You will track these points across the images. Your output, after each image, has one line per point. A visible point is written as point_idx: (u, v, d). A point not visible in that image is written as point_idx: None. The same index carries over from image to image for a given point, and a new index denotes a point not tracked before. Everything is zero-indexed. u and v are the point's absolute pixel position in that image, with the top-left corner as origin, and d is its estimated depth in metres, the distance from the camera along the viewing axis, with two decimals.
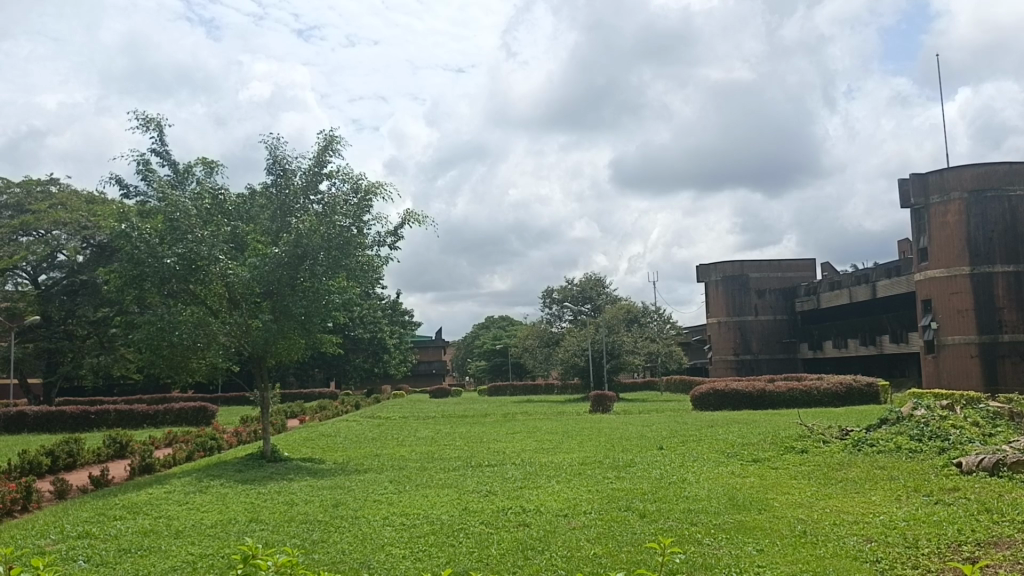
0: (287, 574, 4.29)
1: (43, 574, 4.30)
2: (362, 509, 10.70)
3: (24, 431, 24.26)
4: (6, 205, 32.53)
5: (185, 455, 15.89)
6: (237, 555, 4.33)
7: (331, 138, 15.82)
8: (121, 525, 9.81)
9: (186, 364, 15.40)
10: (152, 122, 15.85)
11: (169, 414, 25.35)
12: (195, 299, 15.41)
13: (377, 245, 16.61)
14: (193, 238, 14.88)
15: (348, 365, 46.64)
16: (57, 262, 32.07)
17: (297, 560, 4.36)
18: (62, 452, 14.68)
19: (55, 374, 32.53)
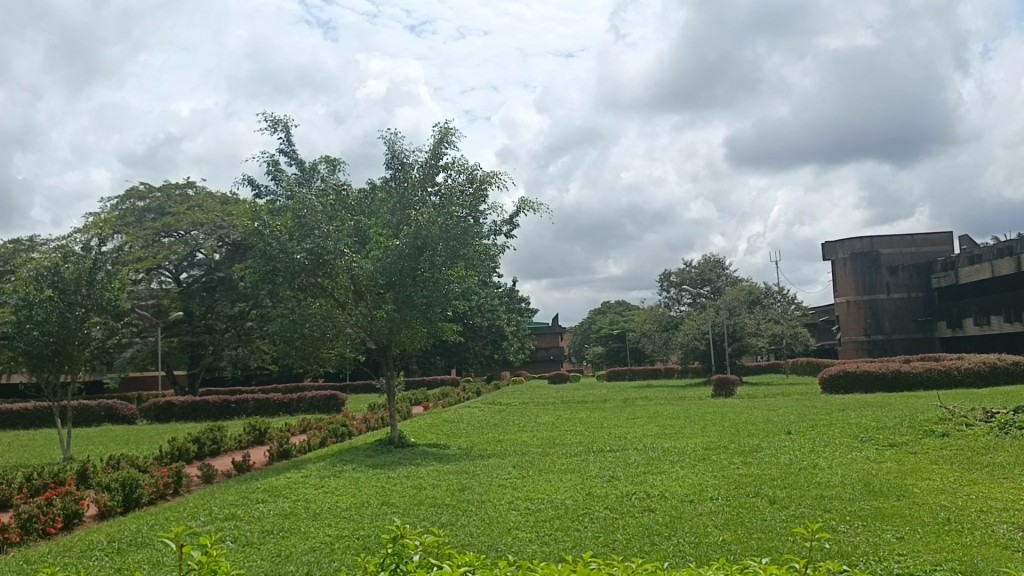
0: (435, 552, 4.44)
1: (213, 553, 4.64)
2: (487, 493, 10.89)
3: (172, 419, 25.93)
4: (150, 208, 34.81)
5: (318, 440, 16.64)
6: (387, 535, 4.49)
7: (446, 130, 16.08)
8: (263, 507, 10.37)
9: (317, 355, 16.06)
10: (279, 123, 16.57)
11: (302, 402, 26.53)
12: (324, 292, 16.05)
13: (493, 233, 16.82)
14: (320, 234, 15.45)
15: (468, 353, 47.50)
16: (196, 261, 34.17)
17: (443, 539, 4.51)
18: (207, 439, 15.63)
19: (197, 366, 34.62)
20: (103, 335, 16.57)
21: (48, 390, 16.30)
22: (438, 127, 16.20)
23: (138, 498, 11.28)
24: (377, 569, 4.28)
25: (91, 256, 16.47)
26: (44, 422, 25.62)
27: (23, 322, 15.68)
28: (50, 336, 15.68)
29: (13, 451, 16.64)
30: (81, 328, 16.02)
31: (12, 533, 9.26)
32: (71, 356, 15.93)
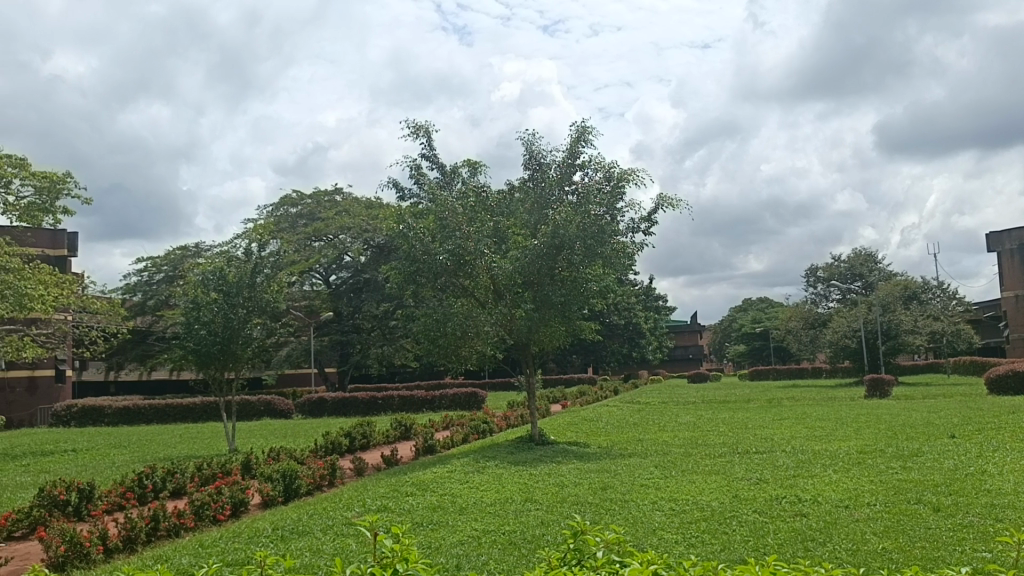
0: (617, 550, 4.63)
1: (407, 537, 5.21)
2: (630, 493, 10.82)
3: (325, 414, 27.28)
4: (302, 214, 36.68)
5: (461, 436, 17.07)
6: (569, 527, 4.78)
7: (583, 129, 16.08)
8: (413, 500, 10.74)
9: (458, 353, 16.45)
10: (422, 128, 17.09)
11: (444, 399, 27.19)
12: (465, 292, 16.43)
13: (631, 231, 16.68)
14: (461, 235, 15.80)
15: (606, 351, 47.31)
16: (345, 263, 35.78)
17: (625, 538, 4.68)
18: (357, 434, 16.33)
19: (346, 363, 36.22)
20: (262, 335, 17.64)
21: (214, 386, 17.51)
22: (575, 126, 16.23)
23: (297, 489, 11.95)
24: (561, 563, 4.46)
25: (251, 260, 17.55)
26: (211, 415, 27.53)
27: (193, 323, 16.95)
28: (216, 335, 16.86)
29: (185, 442, 17.98)
30: (243, 329, 17.12)
31: (188, 518, 10.00)
32: (235, 354, 17.06)
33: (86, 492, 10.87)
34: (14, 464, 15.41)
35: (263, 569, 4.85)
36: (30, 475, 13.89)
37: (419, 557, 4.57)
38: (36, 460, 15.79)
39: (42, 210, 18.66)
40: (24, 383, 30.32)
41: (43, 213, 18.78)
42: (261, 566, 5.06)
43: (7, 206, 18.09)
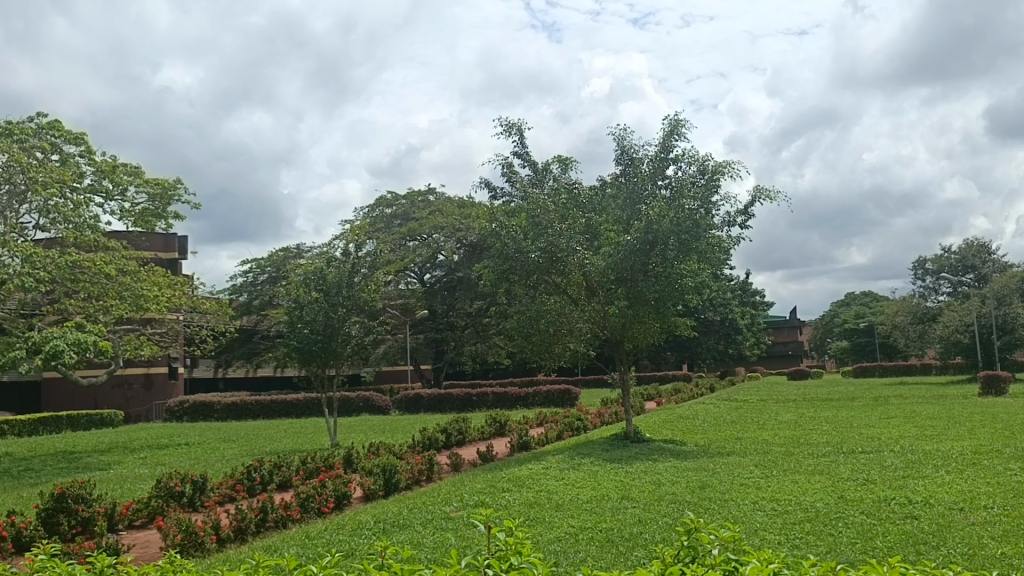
0: (733, 547, 4.59)
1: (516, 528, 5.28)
2: (729, 492, 10.62)
3: (421, 411, 27.81)
4: (396, 214, 37.38)
5: (556, 433, 17.11)
6: (681, 527, 4.74)
7: (676, 122, 15.84)
8: (509, 496, 10.84)
9: (552, 349, 16.48)
10: (513, 127, 17.19)
11: (538, 396, 27.30)
12: (557, 289, 16.44)
13: (727, 225, 16.33)
14: (553, 232, 15.79)
15: (701, 348, 46.52)
16: (438, 262, 36.34)
17: (741, 535, 4.64)
18: (453, 430, 16.57)
19: (441, 361, 36.80)
20: (361, 333, 18.13)
21: (317, 382, 18.09)
22: (668, 119, 16.01)
23: (396, 483, 12.21)
24: (675, 559, 4.49)
25: (349, 260, 18.02)
26: (313, 411, 28.44)
27: (296, 322, 17.56)
28: (317, 334, 17.44)
29: (290, 437, 18.64)
30: (342, 327, 17.63)
31: (294, 510, 10.36)
32: (335, 352, 17.60)
33: (200, 484, 11.38)
34: (134, 456, 16.29)
35: (378, 561, 5.03)
36: (148, 467, 14.66)
37: (532, 550, 4.71)
38: (153, 453, 16.67)
39: (155, 216, 19.66)
40: (141, 380, 32.00)
41: (155, 218, 19.77)
42: (379, 555, 5.36)
43: (123, 212, 19.12)
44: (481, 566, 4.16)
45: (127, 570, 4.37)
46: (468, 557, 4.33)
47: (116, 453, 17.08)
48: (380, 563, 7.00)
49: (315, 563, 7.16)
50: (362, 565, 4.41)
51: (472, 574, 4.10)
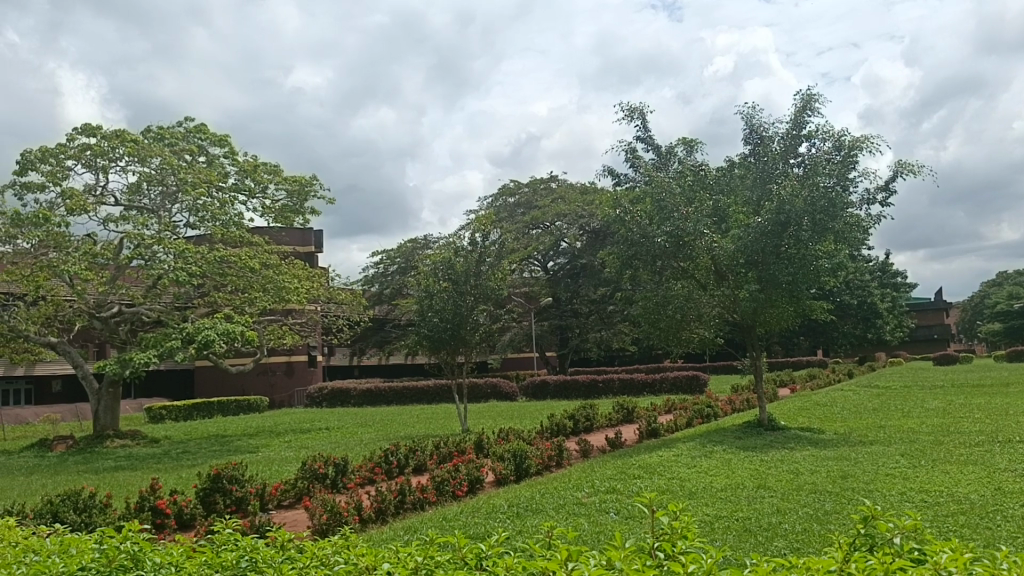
0: (913, 536, 4.38)
1: (681, 515, 5.25)
2: (873, 482, 10.15)
3: (548, 397, 28.01)
4: (519, 203, 37.67)
5: (685, 420, 16.84)
6: (857, 515, 4.60)
7: (809, 97, 15.23)
8: (641, 483, 10.76)
9: (680, 336, 16.18)
10: (635, 110, 16.97)
11: (665, 382, 26.99)
12: (684, 274, 16.08)
13: (865, 203, 15.57)
14: (680, 216, 15.45)
15: (837, 333, 44.64)
16: (562, 250, 36.39)
17: (923, 525, 4.43)
18: (581, 416, 16.60)
19: (567, 347, 36.93)
20: (488, 321, 18.42)
21: (447, 369, 18.55)
22: (800, 95, 15.41)
23: (527, 468, 12.36)
24: (850, 547, 4.40)
25: (476, 250, 18.29)
26: (443, 397, 29.16)
27: (426, 311, 18.03)
28: (447, 322, 17.87)
29: (422, 422, 19.20)
30: (470, 315, 18.00)
31: (430, 493, 10.68)
32: (465, 339, 17.98)
33: (341, 467, 11.88)
34: (279, 440, 17.20)
35: (542, 540, 5.21)
36: (293, 450, 15.43)
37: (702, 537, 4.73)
38: (297, 437, 17.56)
39: (293, 212, 20.60)
40: (284, 367, 33.69)
41: (294, 214, 20.70)
42: (546, 535, 5.62)
43: (265, 209, 20.15)
44: (652, 549, 4.12)
45: (306, 547, 4.50)
46: (640, 542, 4.35)
47: (263, 436, 18.08)
48: (543, 543, 7.03)
49: (483, 540, 7.32)
50: (530, 545, 4.42)
51: (643, 554, 4.15)
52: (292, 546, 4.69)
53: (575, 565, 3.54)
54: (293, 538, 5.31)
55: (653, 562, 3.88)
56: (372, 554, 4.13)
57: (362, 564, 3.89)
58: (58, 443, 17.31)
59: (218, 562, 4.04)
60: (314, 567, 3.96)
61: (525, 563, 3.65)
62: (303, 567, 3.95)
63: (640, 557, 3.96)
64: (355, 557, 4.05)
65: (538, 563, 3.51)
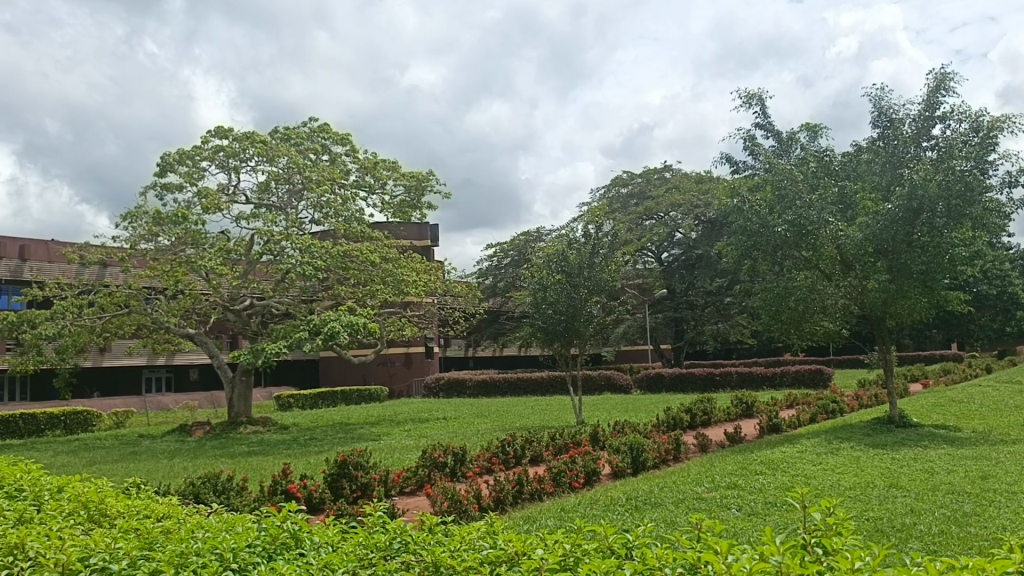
0: None
1: (831, 509, 5.10)
2: (1017, 484, 9.54)
3: (663, 390, 27.68)
4: (632, 194, 37.29)
5: (809, 416, 16.29)
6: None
7: (942, 76, 14.37)
8: (764, 479, 10.48)
9: (803, 328, 15.66)
10: (754, 96, 16.48)
11: (786, 376, 26.19)
12: (807, 264, 15.44)
13: (1007, 186, 14.61)
14: (803, 204, 14.90)
15: (974, 325, 42.07)
16: (677, 241, 35.81)
17: None
18: (699, 410, 16.32)
19: (682, 340, 36.37)
20: (602, 313, 18.34)
21: (561, 361, 18.59)
22: (932, 74, 14.57)
23: (644, 462, 12.26)
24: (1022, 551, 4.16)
25: (590, 241, 18.23)
26: (557, 389, 29.28)
27: (541, 303, 18.13)
28: (561, 314, 17.90)
29: (537, 414, 19.34)
30: (584, 308, 17.96)
31: (547, 484, 10.75)
32: (579, 332, 17.96)
33: (460, 456, 12.11)
34: (399, 429, 17.71)
35: (690, 531, 5.20)
36: (413, 438, 15.86)
37: (855, 533, 4.54)
38: (416, 426, 18.04)
39: (411, 207, 21.10)
40: (402, 358, 34.64)
41: (411, 209, 21.21)
42: (694, 526, 5.61)
43: (384, 204, 20.73)
44: (807, 545, 3.99)
45: (454, 531, 4.40)
46: (794, 537, 4.22)
47: (383, 425, 18.63)
48: (673, 536, 6.94)
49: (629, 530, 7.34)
50: (675, 536, 4.32)
51: (800, 549, 4.01)
52: (439, 530, 4.63)
53: (731, 556, 3.49)
54: (429, 519, 5.34)
55: (811, 559, 3.77)
56: (523, 539, 4.01)
57: (512, 549, 3.78)
58: (196, 429, 18.37)
59: (373, 542, 3.99)
60: (464, 549, 3.88)
61: (676, 555, 3.55)
62: (453, 551, 3.84)
63: (793, 552, 3.85)
64: (504, 542, 3.95)
65: (691, 556, 3.45)
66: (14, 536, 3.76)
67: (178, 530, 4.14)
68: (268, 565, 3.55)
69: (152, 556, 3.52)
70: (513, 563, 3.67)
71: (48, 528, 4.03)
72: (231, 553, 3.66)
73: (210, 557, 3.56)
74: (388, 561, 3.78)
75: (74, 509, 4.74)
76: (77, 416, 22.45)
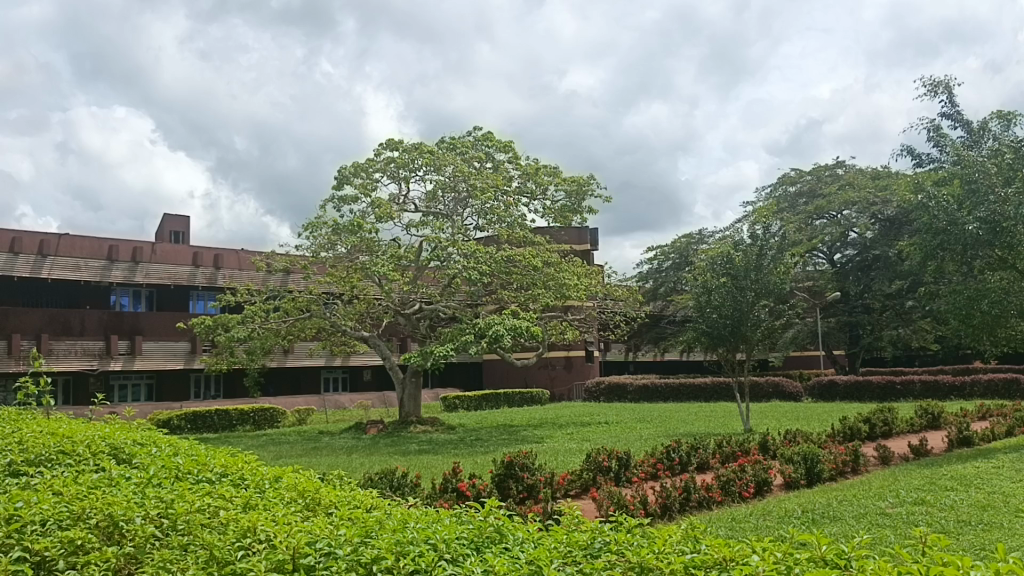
0: None
1: None
2: None
3: (836, 399, 26.34)
4: (801, 192, 35.75)
5: (1004, 429, 14.99)
6: None
7: None
8: (956, 496, 9.72)
9: (996, 333, 14.41)
10: (940, 85, 15.40)
11: (977, 385, 24.20)
12: (1003, 264, 14.29)
13: None
14: (997, 198, 13.68)
15: None
16: (851, 241, 33.95)
17: None
18: (878, 420, 15.39)
19: (857, 346, 34.47)
20: (771, 318, 17.68)
21: (727, 366, 18.11)
22: None
23: (819, 473, 11.71)
24: None
25: (756, 243, 17.66)
26: (722, 395, 28.55)
27: (705, 306, 17.74)
28: (727, 318, 17.41)
29: (703, 420, 18.93)
30: (752, 312, 17.34)
31: (716, 492, 10.50)
32: (746, 336, 17.36)
33: (625, 460, 12.04)
34: (562, 432, 17.86)
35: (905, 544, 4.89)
36: (577, 442, 15.94)
37: None
38: (578, 430, 18.13)
39: (572, 211, 21.24)
40: (563, 362, 34.91)
41: (573, 214, 21.36)
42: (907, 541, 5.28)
43: (546, 210, 21.01)
44: None
45: (651, 532, 4.34)
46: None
47: (547, 428, 18.86)
48: (874, 552, 6.60)
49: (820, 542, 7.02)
50: (893, 550, 4.05)
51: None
52: (636, 528, 4.61)
53: None
54: (616, 519, 5.34)
55: None
56: (729, 545, 3.91)
57: (719, 554, 3.70)
58: (371, 427, 19.34)
59: (573, 540, 4.02)
60: (668, 551, 3.83)
61: (903, 568, 3.39)
62: (659, 552, 3.80)
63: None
64: (710, 546, 3.87)
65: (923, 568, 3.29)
66: (247, 519, 4.12)
67: (389, 519, 4.34)
68: (478, 558, 3.67)
69: (373, 542, 3.71)
70: (725, 567, 3.59)
71: (273, 514, 4.35)
72: (444, 543, 3.81)
73: (425, 546, 3.71)
74: (592, 558, 3.79)
75: (293, 497, 5.11)
76: (265, 412, 24.17)
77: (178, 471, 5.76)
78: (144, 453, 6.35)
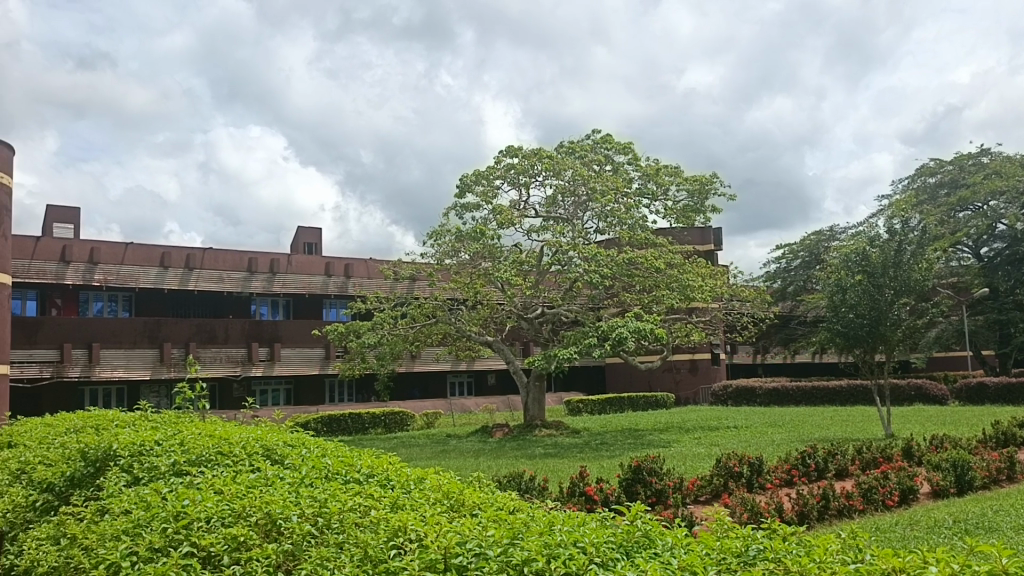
0: None
1: None
2: None
3: (987, 402, 24.66)
4: (942, 183, 33.81)
5: None
6: None
7: None
8: None
9: None
10: None
11: None
12: None
13: None
14: None
15: None
16: (999, 233, 31.76)
17: None
18: None
19: (1009, 346, 32.17)
20: (911, 316, 16.74)
21: (865, 368, 17.28)
22: None
23: (971, 481, 10.96)
24: None
25: (894, 238, 16.80)
26: (859, 398, 27.29)
27: (839, 306, 16.99)
28: (863, 318, 16.60)
29: (839, 425, 18.13)
30: (891, 310, 16.46)
31: (857, 500, 10.00)
32: (885, 336, 16.48)
33: (757, 466, 11.66)
34: (690, 436, 17.51)
35: None
36: (705, 446, 15.61)
37: None
38: (707, 434, 17.73)
39: (695, 211, 20.83)
40: (688, 365, 34.28)
41: (696, 213, 20.95)
42: None
43: (668, 210, 20.69)
44: None
45: (807, 539, 4.17)
46: None
47: (673, 432, 18.55)
48: None
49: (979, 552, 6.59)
50: None
51: None
52: (788, 534, 4.46)
53: None
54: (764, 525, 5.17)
55: None
56: (897, 555, 3.72)
57: (887, 565, 3.54)
58: (497, 431, 19.59)
59: (726, 547, 3.91)
60: (829, 560, 3.67)
61: None
62: (820, 561, 3.65)
63: None
64: (875, 556, 3.69)
65: None
66: (397, 519, 4.23)
67: (535, 521, 4.38)
68: (628, 562, 3.66)
69: (521, 544, 3.75)
70: None
71: (421, 514, 4.46)
72: (593, 546, 3.81)
73: (575, 548, 3.72)
74: (748, 566, 3.69)
75: (439, 498, 5.23)
76: (395, 416, 24.86)
77: (327, 471, 6.01)
78: (295, 454, 6.68)
